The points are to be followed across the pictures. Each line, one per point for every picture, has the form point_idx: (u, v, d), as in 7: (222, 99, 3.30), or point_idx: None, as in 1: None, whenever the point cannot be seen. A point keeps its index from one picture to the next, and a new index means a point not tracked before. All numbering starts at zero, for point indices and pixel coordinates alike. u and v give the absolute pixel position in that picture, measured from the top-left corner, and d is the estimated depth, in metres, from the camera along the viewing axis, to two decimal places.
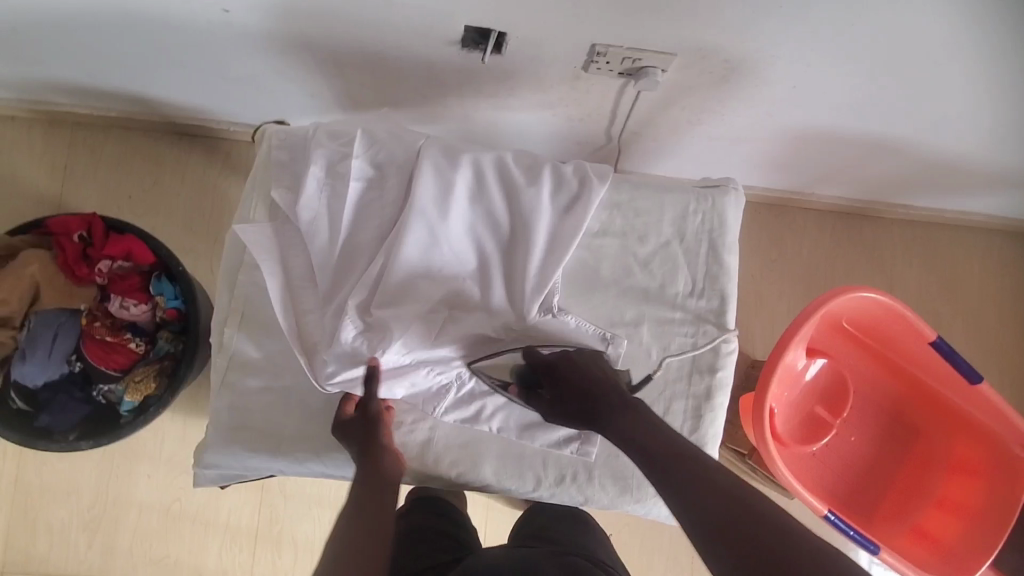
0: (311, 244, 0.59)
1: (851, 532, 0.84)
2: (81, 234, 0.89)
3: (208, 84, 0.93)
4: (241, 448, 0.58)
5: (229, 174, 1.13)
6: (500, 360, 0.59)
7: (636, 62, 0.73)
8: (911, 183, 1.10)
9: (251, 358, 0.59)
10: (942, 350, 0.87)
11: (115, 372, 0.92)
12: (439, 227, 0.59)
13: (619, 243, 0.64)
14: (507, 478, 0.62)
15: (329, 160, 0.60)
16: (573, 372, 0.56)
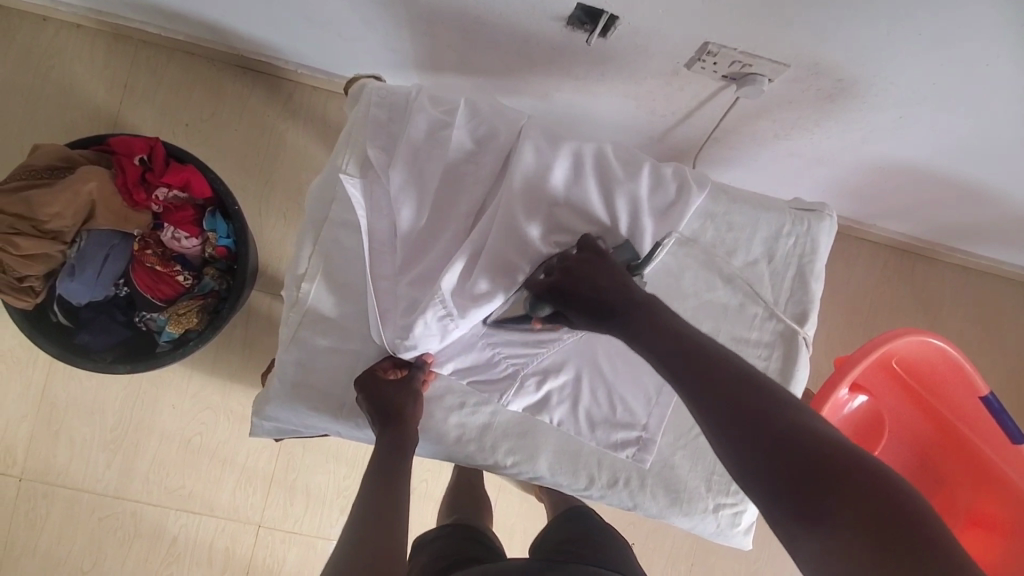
0: (399, 210, 0.57)
1: None
2: (142, 157, 0.87)
3: (288, 22, 0.90)
4: (303, 406, 0.58)
5: (288, 117, 1.10)
6: (508, 310, 0.57)
7: (745, 67, 0.70)
8: (980, 231, 1.07)
9: (324, 317, 0.58)
10: (993, 407, 0.88)
11: (159, 302, 0.91)
12: (533, 214, 0.57)
13: (707, 255, 0.63)
14: (559, 474, 0.63)
15: (429, 126, 0.58)
16: (582, 277, 0.52)
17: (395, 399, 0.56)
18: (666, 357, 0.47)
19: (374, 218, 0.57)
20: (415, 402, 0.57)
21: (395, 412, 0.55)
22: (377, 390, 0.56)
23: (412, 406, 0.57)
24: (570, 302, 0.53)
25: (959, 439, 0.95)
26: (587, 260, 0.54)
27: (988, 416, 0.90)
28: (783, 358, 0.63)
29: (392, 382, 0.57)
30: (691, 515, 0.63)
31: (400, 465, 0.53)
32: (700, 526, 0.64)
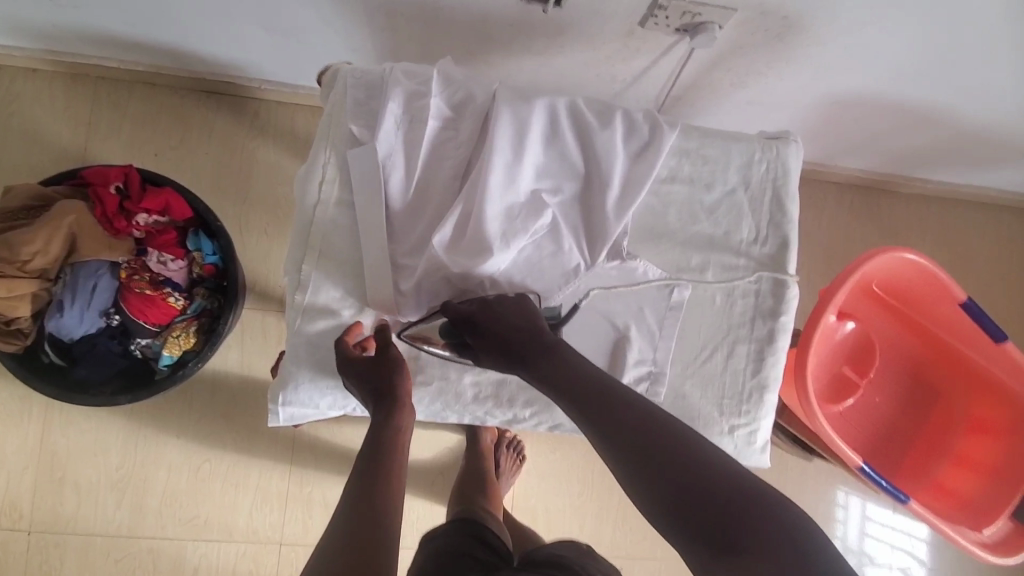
0: (388, 181, 0.58)
1: (883, 483, 0.87)
2: (117, 185, 0.88)
3: (248, 35, 0.91)
4: (322, 385, 0.59)
5: (257, 134, 1.10)
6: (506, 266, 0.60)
7: (695, 17, 0.74)
8: (933, 154, 1.13)
9: (329, 297, 0.59)
10: (972, 311, 0.90)
11: (153, 327, 0.90)
12: (516, 171, 0.60)
13: (686, 190, 0.66)
14: (577, 419, 0.64)
15: (407, 98, 0.60)
16: (482, 333, 0.55)
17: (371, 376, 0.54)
18: (575, 396, 0.50)
19: (365, 193, 0.58)
20: (399, 373, 0.54)
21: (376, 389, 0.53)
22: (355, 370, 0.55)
23: (399, 375, 0.54)
24: (479, 348, 0.56)
25: (947, 350, 0.99)
26: (485, 316, 0.56)
27: (971, 322, 0.92)
28: (773, 278, 0.66)
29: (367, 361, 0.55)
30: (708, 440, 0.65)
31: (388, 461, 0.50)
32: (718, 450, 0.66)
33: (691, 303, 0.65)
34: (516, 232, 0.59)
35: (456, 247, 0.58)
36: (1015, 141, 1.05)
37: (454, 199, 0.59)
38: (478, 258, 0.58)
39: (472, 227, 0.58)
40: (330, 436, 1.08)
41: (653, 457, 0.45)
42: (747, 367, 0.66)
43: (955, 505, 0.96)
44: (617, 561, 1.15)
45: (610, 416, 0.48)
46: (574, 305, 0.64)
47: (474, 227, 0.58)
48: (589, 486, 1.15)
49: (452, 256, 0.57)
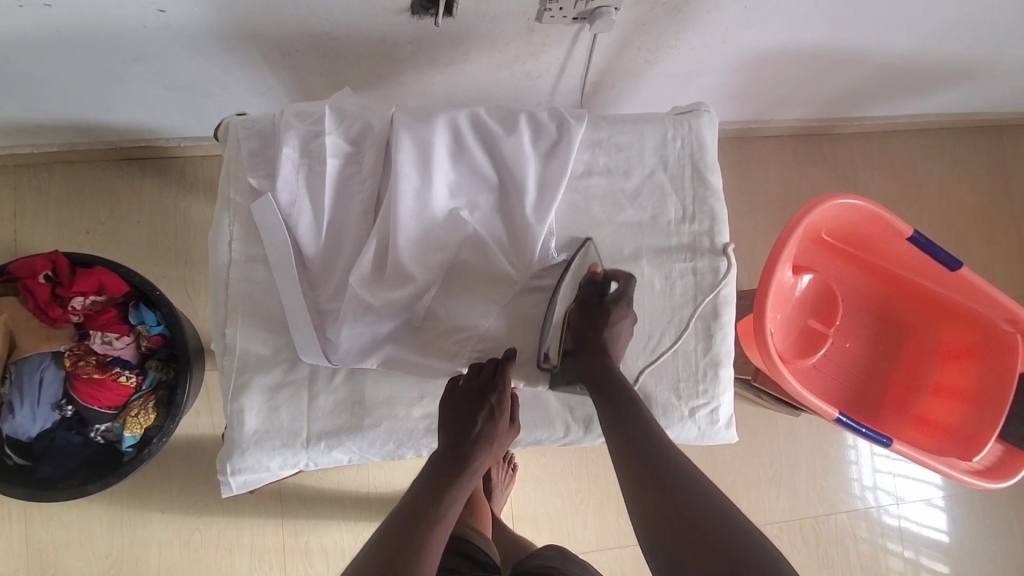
0: (297, 229, 0.57)
1: (863, 430, 0.87)
2: (47, 274, 0.86)
3: (153, 98, 0.89)
4: (267, 447, 0.57)
5: (187, 193, 1.08)
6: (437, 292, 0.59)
7: (589, 3, 0.73)
8: (863, 92, 1.13)
9: (260, 357, 0.58)
10: (921, 244, 0.89)
11: (109, 410, 0.88)
12: (427, 194, 0.59)
13: (606, 181, 0.65)
14: (534, 430, 0.63)
15: (302, 140, 0.58)
16: (611, 333, 0.60)
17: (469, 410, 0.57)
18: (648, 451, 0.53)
19: (277, 245, 0.57)
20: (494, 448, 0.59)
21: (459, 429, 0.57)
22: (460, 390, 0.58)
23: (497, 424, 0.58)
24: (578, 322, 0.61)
25: (907, 284, 0.99)
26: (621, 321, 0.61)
27: (923, 254, 0.92)
28: (708, 252, 0.65)
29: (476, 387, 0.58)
30: (670, 426, 0.64)
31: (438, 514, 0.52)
32: (682, 435, 0.65)
33: (632, 293, 0.64)
34: (436, 260, 0.59)
35: (376, 286, 0.57)
36: (937, 66, 1.05)
37: (369, 233, 0.58)
38: (400, 293, 0.57)
39: (389, 263, 0.58)
40: (317, 482, 1.07)
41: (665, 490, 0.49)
42: (697, 345, 0.64)
43: (939, 437, 0.96)
44: (626, 550, 1.14)
45: (656, 465, 0.51)
46: (515, 320, 0.61)
47: (390, 263, 0.57)
48: (585, 482, 1.15)
49: (374, 296, 0.57)
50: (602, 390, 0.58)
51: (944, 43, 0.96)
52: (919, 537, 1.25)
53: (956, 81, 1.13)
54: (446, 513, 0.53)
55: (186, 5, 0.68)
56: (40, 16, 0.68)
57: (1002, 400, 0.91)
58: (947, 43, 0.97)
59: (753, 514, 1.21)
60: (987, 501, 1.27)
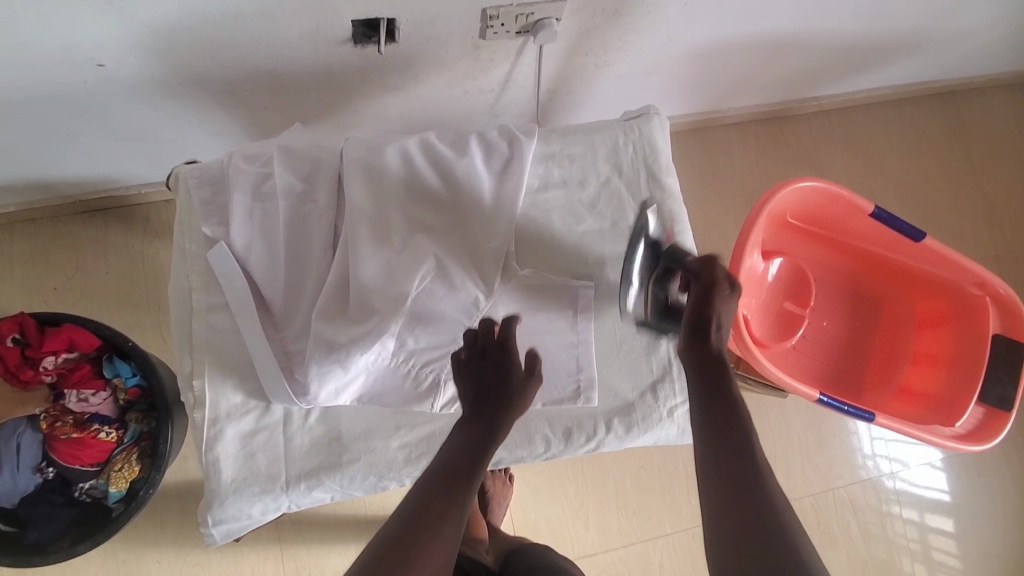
0: (256, 273, 0.57)
1: (845, 407, 0.88)
2: (13, 337, 0.83)
3: (105, 150, 0.88)
4: (247, 495, 0.57)
5: (154, 238, 1.07)
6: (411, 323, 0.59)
7: (530, 17, 0.73)
8: (816, 73, 1.15)
9: (230, 404, 0.57)
10: (883, 219, 0.91)
11: (92, 467, 0.87)
12: (384, 225, 0.59)
13: (563, 193, 0.66)
14: (516, 448, 0.63)
15: (253, 184, 0.58)
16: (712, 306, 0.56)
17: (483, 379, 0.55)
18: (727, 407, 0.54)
19: (237, 291, 0.57)
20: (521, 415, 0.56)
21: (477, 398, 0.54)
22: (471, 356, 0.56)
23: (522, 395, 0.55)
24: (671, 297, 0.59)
25: (876, 258, 1.01)
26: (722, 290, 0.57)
27: (887, 228, 0.93)
28: None
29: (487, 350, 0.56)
30: (650, 429, 0.64)
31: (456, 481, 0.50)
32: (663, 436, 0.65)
33: (598, 302, 0.65)
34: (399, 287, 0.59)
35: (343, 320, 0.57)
36: (882, 42, 1.07)
37: (329, 269, 0.58)
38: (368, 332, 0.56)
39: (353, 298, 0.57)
40: (314, 514, 1.06)
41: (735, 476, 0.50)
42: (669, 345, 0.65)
43: (923, 404, 0.97)
44: (630, 548, 1.15)
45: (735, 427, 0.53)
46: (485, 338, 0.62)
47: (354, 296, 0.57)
48: (582, 484, 1.15)
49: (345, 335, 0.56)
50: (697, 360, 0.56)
51: (885, 18, 0.98)
52: (918, 502, 1.26)
53: (905, 53, 1.14)
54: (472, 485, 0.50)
55: (124, 57, 0.68)
56: None
57: (980, 365, 0.93)
58: (888, 19, 0.98)
59: None
60: (980, 460, 1.29)
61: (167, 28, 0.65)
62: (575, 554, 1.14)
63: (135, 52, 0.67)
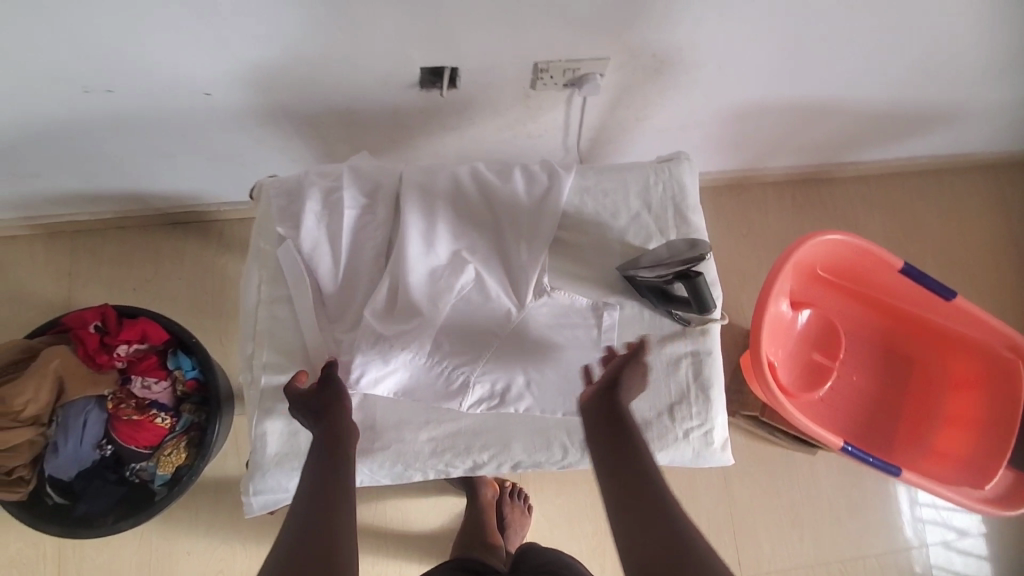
0: (317, 271, 0.65)
1: (870, 459, 0.87)
2: (96, 324, 0.94)
3: (197, 169, 1.01)
4: (287, 468, 0.62)
5: (225, 251, 1.19)
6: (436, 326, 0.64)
7: (576, 71, 0.83)
8: (849, 139, 1.20)
9: (282, 385, 0.64)
10: (913, 275, 0.92)
11: (144, 450, 0.94)
12: (432, 237, 0.66)
13: (596, 222, 0.71)
14: (535, 453, 0.67)
15: (324, 196, 0.67)
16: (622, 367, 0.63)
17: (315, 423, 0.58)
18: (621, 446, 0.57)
19: (300, 285, 0.65)
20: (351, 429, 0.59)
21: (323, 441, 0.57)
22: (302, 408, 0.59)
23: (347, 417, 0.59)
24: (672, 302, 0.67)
25: (908, 315, 1.01)
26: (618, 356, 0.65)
27: (917, 285, 0.94)
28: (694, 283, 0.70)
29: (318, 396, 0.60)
30: (665, 447, 0.66)
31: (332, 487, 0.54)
32: (678, 456, 0.67)
33: (622, 324, 0.69)
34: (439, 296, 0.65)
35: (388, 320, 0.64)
36: (914, 114, 1.12)
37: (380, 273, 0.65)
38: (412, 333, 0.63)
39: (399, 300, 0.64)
40: None
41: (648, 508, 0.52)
42: (688, 368, 0.68)
43: (954, 468, 0.95)
44: None
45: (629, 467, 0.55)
46: (516, 350, 0.66)
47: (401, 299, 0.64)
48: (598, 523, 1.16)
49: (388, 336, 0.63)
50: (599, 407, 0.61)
51: (916, 90, 1.03)
52: None
53: (940, 124, 1.18)
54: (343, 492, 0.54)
55: (229, 89, 0.80)
56: (109, 103, 0.81)
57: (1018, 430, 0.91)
58: (919, 90, 1.03)
59: (773, 559, 1.19)
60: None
61: (267, 65, 0.77)
62: None
63: (239, 85, 0.80)
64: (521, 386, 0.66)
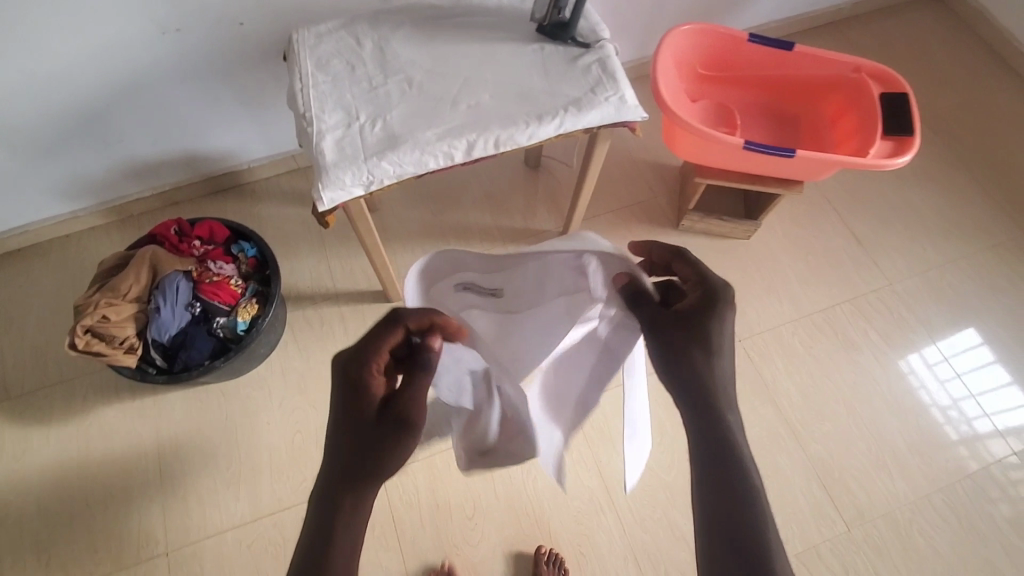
0: (336, 66, 0.98)
1: (768, 150, 1.15)
2: (174, 228, 1.22)
3: (233, 120, 1.35)
4: (340, 168, 0.89)
5: (259, 201, 1.51)
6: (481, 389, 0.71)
7: None
8: (704, 7, 1.60)
9: (328, 124, 0.92)
10: (758, 40, 1.25)
11: (226, 305, 1.17)
12: (407, 33, 1.01)
13: (511, 7, 1.04)
14: (508, 126, 0.93)
15: (331, 26, 1.02)
16: (709, 332, 0.62)
17: (354, 447, 0.54)
18: (706, 416, 0.59)
19: (327, 74, 0.97)
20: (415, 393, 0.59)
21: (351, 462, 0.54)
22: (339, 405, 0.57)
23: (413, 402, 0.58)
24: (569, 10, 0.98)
25: (777, 83, 1.34)
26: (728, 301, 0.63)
27: (768, 49, 1.27)
28: (585, 24, 1.03)
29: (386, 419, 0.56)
30: (595, 106, 0.95)
31: (376, 453, 0.54)
32: (606, 113, 0.95)
33: (548, 53, 1.00)
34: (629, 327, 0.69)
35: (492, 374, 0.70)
36: None
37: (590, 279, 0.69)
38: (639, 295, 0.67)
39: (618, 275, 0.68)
40: None
41: (721, 466, 0.56)
42: (596, 63, 0.99)
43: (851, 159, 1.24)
44: None
45: (718, 442, 0.58)
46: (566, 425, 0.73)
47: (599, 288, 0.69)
48: None
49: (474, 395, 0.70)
50: (685, 364, 0.61)
51: None
52: (909, 305, 1.43)
53: None
54: (384, 458, 0.54)
55: (256, 20, 1.15)
56: (175, 49, 1.15)
57: (877, 113, 1.20)
58: None
59: (763, 319, 1.40)
60: (957, 269, 1.46)
61: None
62: (615, 381, 1.32)
63: (262, 16, 1.14)
64: (494, 96, 0.96)
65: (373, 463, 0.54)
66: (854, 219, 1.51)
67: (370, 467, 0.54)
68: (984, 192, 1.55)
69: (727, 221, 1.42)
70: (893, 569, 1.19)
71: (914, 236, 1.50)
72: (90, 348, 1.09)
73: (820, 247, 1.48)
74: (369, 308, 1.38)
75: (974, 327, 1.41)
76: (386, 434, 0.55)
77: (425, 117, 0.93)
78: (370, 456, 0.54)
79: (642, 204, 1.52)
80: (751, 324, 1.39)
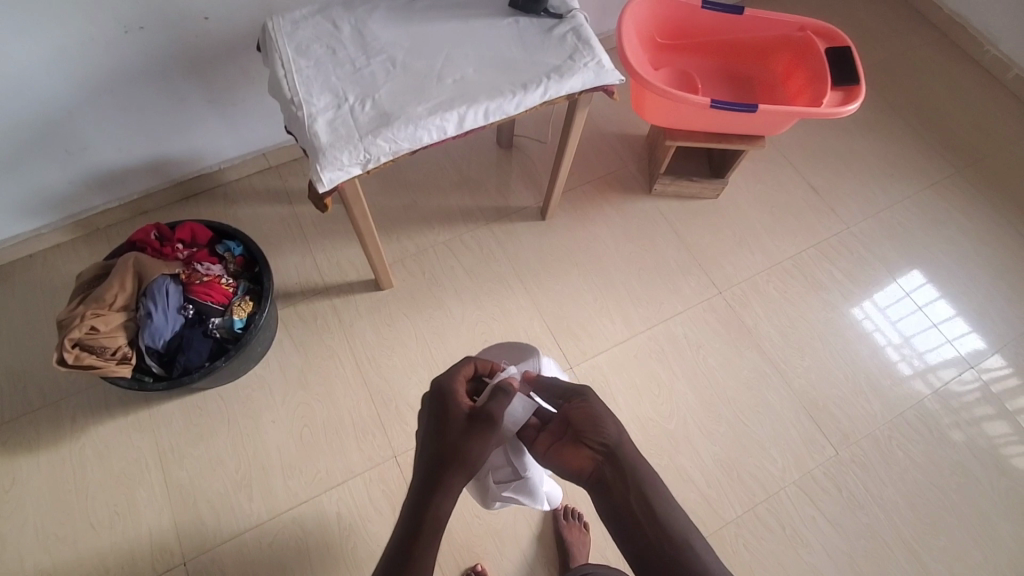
0: (316, 50, 0.98)
1: (732, 107, 1.22)
2: (154, 233, 1.19)
3: (200, 120, 1.32)
4: (336, 148, 0.90)
5: (233, 202, 1.48)
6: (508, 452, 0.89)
7: None
8: None
9: (317, 107, 0.93)
10: (710, 6, 1.33)
11: (220, 305, 1.15)
12: (383, 14, 1.02)
13: None
14: (495, 96, 0.96)
15: (304, 12, 1.02)
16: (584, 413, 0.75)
17: (449, 453, 0.67)
18: (603, 490, 0.71)
19: (308, 58, 0.97)
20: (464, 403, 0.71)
21: (438, 455, 0.67)
22: (430, 408, 0.73)
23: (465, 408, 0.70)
24: None
25: (730, 46, 1.42)
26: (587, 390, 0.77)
27: (720, 14, 1.34)
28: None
29: (467, 420, 0.69)
30: (576, 71, 0.99)
31: (445, 451, 0.67)
32: (587, 78, 1.00)
33: (524, 24, 1.03)
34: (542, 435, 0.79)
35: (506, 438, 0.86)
36: None
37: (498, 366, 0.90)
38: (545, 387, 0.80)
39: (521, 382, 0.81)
40: (389, 359, 1.32)
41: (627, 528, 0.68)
42: (571, 31, 1.03)
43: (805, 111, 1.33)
44: (655, 327, 1.40)
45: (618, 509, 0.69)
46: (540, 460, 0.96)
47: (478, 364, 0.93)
48: (596, 291, 1.43)
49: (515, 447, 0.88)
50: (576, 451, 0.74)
51: None
52: (865, 244, 1.54)
53: None
54: (455, 454, 0.67)
55: (221, 15, 1.12)
56: (137, 50, 1.11)
57: (824, 67, 1.29)
58: None
59: (739, 270, 1.48)
60: (903, 208, 1.59)
61: None
62: (609, 342, 1.38)
63: (227, 10, 1.12)
64: (478, 68, 0.99)
65: (445, 461, 0.67)
66: (809, 171, 1.62)
67: (441, 464, 0.67)
68: (919, 136, 1.69)
69: (696, 181, 1.49)
70: (879, 482, 1.29)
71: (863, 182, 1.62)
72: (80, 362, 1.04)
73: (781, 198, 1.58)
74: (360, 297, 1.38)
75: (916, 269, 1.53)
76: (451, 437, 0.68)
77: (413, 92, 0.95)
78: (444, 455, 0.67)
79: (614, 173, 1.57)
80: (728, 276, 1.47)
